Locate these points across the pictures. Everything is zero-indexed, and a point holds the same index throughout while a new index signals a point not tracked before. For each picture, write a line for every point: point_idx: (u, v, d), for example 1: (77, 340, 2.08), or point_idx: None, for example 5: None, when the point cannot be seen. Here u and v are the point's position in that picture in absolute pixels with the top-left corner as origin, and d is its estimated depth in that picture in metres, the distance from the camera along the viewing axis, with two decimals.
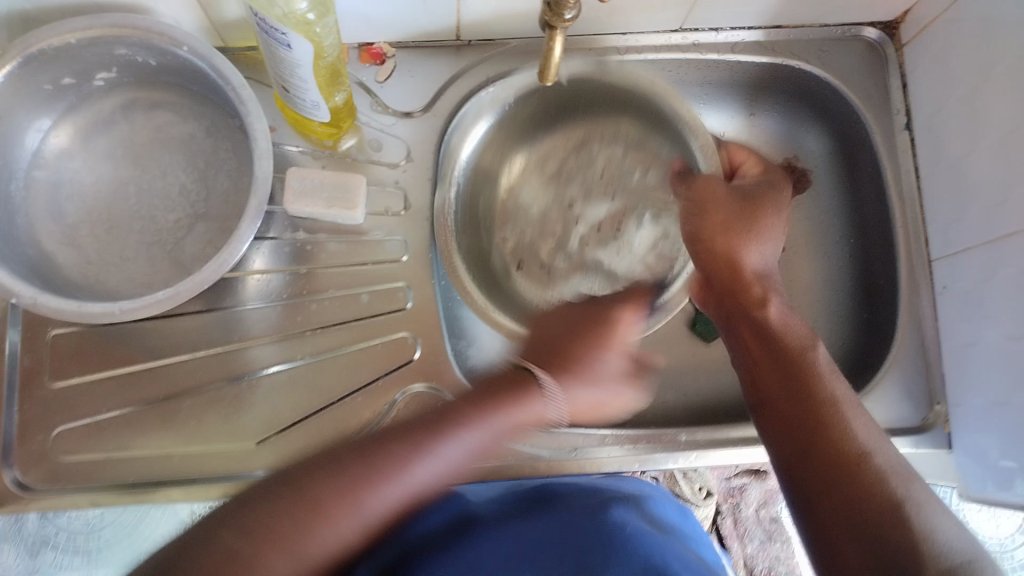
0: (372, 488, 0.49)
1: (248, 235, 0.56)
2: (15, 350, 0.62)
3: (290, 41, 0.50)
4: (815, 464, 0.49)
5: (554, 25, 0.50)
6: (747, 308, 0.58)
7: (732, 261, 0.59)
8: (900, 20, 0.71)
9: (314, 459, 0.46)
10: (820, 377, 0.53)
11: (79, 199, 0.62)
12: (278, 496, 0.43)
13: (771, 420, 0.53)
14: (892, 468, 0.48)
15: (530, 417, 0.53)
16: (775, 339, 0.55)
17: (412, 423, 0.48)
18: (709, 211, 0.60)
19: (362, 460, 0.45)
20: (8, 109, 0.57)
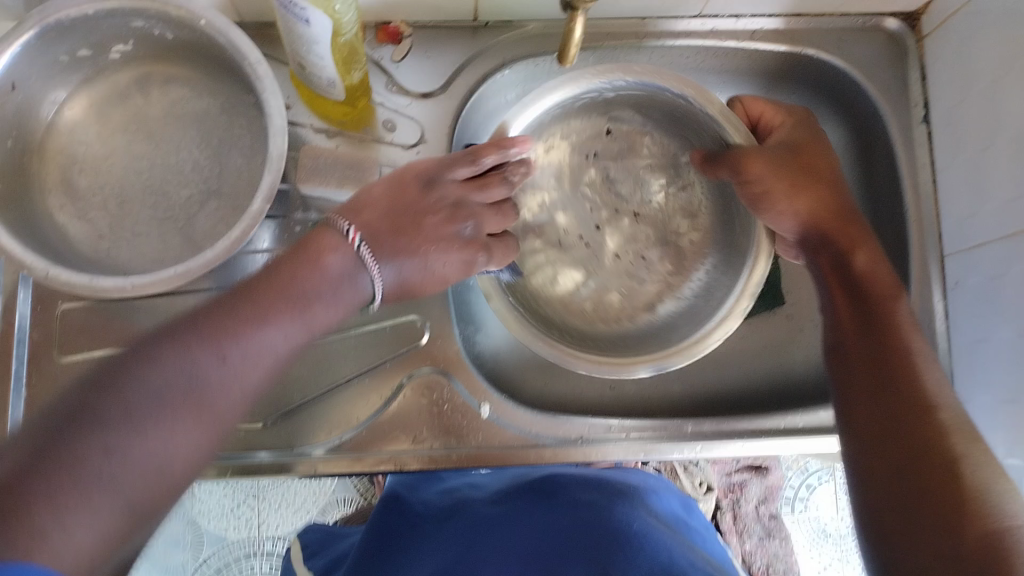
0: (217, 402, 0.42)
1: (261, 212, 0.56)
2: (24, 324, 0.62)
3: (308, 15, 0.49)
4: (883, 407, 0.51)
5: (575, 5, 0.50)
6: (832, 254, 0.59)
7: (834, 210, 0.59)
8: (921, 11, 0.70)
9: (134, 357, 0.41)
10: (901, 329, 0.54)
11: (92, 172, 0.61)
12: (115, 404, 0.38)
13: (846, 372, 0.54)
14: (966, 420, 0.49)
15: (282, 337, 0.47)
16: (864, 286, 0.57)
17: (170, 351, 0.42)
18: (758, 169, 0.58)
19: (206, 344, 0.43)
20: (23, 79, 0.57)
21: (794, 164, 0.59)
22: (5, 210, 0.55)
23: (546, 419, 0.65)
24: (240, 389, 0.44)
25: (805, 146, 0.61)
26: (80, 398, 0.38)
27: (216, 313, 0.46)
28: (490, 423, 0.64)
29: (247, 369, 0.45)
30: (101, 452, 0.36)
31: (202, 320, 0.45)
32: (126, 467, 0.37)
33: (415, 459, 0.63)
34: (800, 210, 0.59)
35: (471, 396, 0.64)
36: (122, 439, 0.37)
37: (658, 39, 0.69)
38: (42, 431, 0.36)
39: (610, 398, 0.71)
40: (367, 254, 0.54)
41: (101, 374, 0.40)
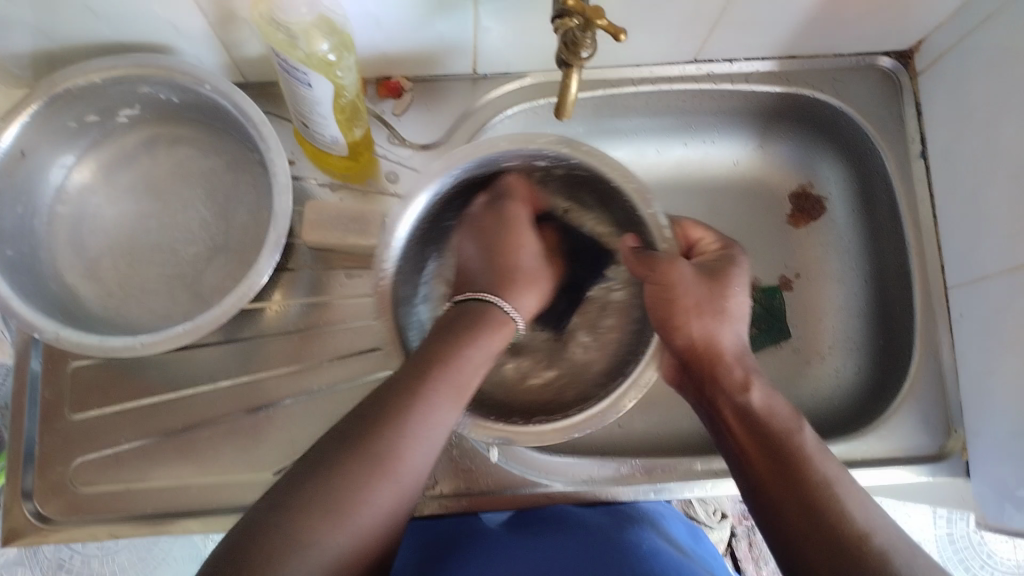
0: (412, 447, 0.46)
1: (268, 269, 0.56)
2: (36, 382, 0.63)
3: (310, 80, 0.51)
4: (822, 551, 0.45)
5: (571, 63, 0.50)
6: (725, 396, 0.54)
7: (708, 344, 0.55)
8: (914, 49, 0.71)
9: (349, 434, 0.45)
10: (808, 457, 0.49)
11: (101, 233, 0.63)
12: (308, 493, 0.42)
13: (768, 511, 0.49)
14: (892, 544, 0.44)
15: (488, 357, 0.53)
16: (762, 423, 0.52)
17: (406, 425, 0.46)
18: (675, 295, 0.56)
19: (387, 447, 0.45)
20: (33, 147, 0.58)
21: (714, 284, 0.56)
22: (16, 276, 0.56)
23: (554, 461, 0.65)
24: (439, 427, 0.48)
25: (724, 269, 0.58)
26: (328, 443, 0.45)
27: (425, 369, 0.49)
28: (499, 467, 0.64)
29: (448, 412, 0.49)
30: (326, 529, 0.41)
31: (423, 370, 0.49)
32: (322, 498, 0.42)
33: (426, 505, 0.63)
34: (700, 338, 0.55)
35: (479, 441, 0.64)
36: (337, 472, 0.43)
37: (653, 83, 0.69)
38: (263, 504, 0.42)
39: (617, 436, 0.72)
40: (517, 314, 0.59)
41: (330, 442, 0.45)
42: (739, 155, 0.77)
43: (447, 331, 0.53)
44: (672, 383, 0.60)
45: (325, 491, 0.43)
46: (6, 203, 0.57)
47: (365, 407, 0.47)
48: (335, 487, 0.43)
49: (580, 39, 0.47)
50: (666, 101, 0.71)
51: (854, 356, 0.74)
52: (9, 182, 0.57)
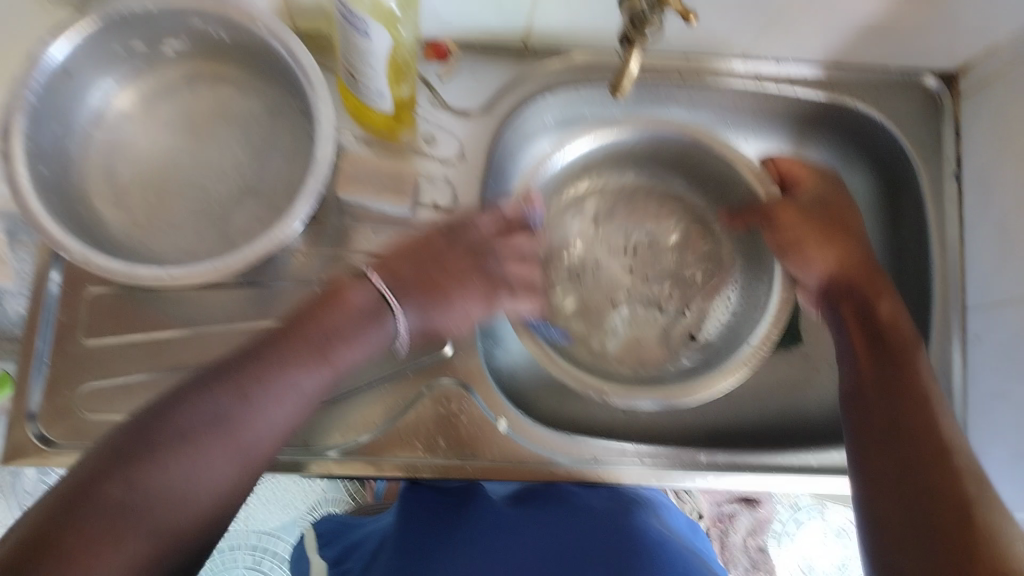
0: (242, 436, 0.48)
1: (304, 215, 0.56)
2: (51, 304, 0.63)
3: (368, 30, 0.50)
4: (929, 474, 0.50)
5: (633, 40, 0.51)
6: (886, 301, 0.61)
7: (861, 269, 0.63)
8: (961, 70, 0.72)
9: (156, 420, 0.46)
10: (914, 364, 0.57)
11: (133, 161, 0.62)
12: (151, 460, 0.44)
13: (862, 404, 0.57)
14: (982, 471, 0.51)
15: (311, 382, 0.52)
16: (886, 336, 0.59)
17: (233, 404, 0.48)
18: (823, 211, 0.66)
19: (182, 455, 0.45)
20: (77, 67, 0.57)
21: (836, 219, 0.66)
22: (47, 192, 0.56)
23: (560, 438, 0.65)
24: (283, 415, 0.50)
25: (839, 209, 0.66)
26: (207, 383, 0.48)
27: (262, 351, 0.51)
28: (506, 437, 0.65)
29: (288, 408, 0.51)
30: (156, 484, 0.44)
31: (251, 355, 0.51)
32: (158, 487, 0.44)
33: (429, 467, 0.63)
34: (830, 256, 0.64)
35: (490, 410, 0.65)
36: (163, 454, 0.45)
37: (698, 76, 0.70)
38: (101, 460, 0.44)
39: (620, 423, 0.72)
40: (392, 299, 0.57)
41: (149, 413, 0.47)
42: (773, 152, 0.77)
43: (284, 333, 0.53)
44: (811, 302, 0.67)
45: (159, 479, 0.44)
46: (44, 119, 0.56)
47: (176, 400, 0.47)
48: (138, 461, 0.44)
49: (647, 18, 0.49)
50: (711, 98, 0.72)
51: None
52: (50, 99, 0.56)
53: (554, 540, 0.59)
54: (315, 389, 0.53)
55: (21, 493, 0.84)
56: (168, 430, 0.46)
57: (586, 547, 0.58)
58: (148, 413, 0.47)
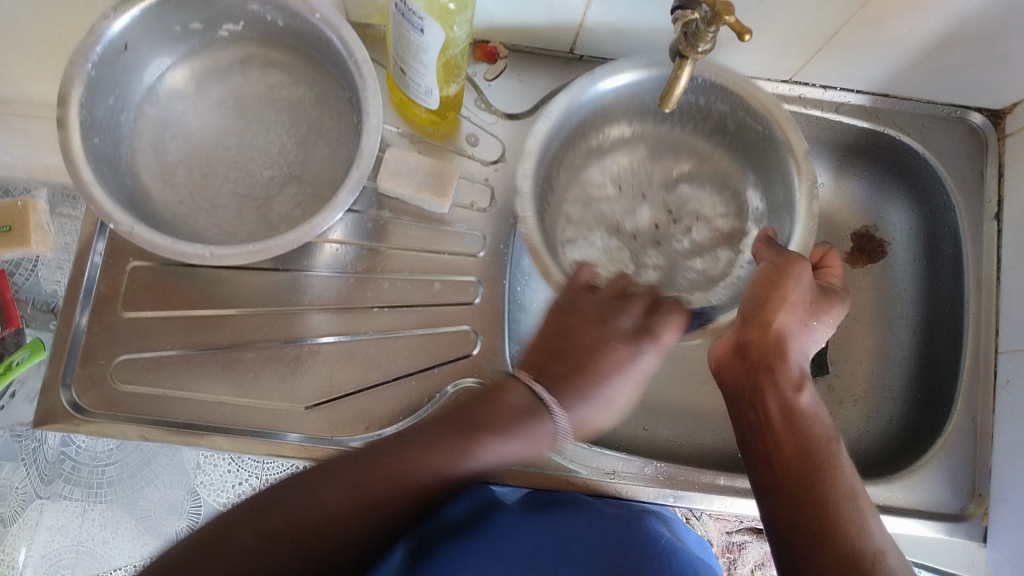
0: (421, 479, 0.51)
1: (344, 204, 0.57)
2: (93, 273, 0.65)
3: (423, 26, 0.51)
4: (829, 571, 0.47)
5: (685, 55, 0.51)
6: (774, 391, 0.54)
7: (778, 338, 0.55)
8: (1007, 110, 0.71)
9: (336, 478, 0.50)
10: (834, 469, 0.51)
11: (182, 139, 0.63)
12: (282, 502, 0.49)
13: (783, 502, 0.51)
14: (898, 574, 0.47)
15: (521, 449, 0.52)
16: (802, 426, 0.53)
17: (416, 457, 0.51)
18: (791, 287, 0.55)
19: (337, 487, 0.50)
20: (136, 42, 0.59)
21: (817, 298, 0.57)
22: (97, 161, 0.57)
23: (580, 449, 0.66)
24: (472, 468, 0.52)
25: (794, 271, 0.56)
26: (377, 449, 0.52)
27: (456, 421, 0.52)
28: None
29: (483, 469, 0.52)
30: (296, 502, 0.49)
31: (457, 419, 0.53)
32: (291, 531, 0.48)
33: None
34: (787, 327, 0.55)
35: None
36: (330, 480, 0.50)
37: None
38: (245, 515, 0.49)
39: (641, 440, 0.72)
40: (551, 399, 0.52)
41: (351, 457, 0.52)
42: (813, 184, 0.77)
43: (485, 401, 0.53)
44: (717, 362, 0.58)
45: (310, 511, 0.49)
46: (101, 91, 0.58)
47: (348, 457, 0.52)
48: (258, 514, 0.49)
49: (701, 31, 0.48)
50: None
51: (887, 404, 0.74)
52: (108, 72, 0.58)
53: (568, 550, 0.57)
54: (518, 454, 0.53)
55: (44, 461, 0.80)
56: (369, 479, 0.50)
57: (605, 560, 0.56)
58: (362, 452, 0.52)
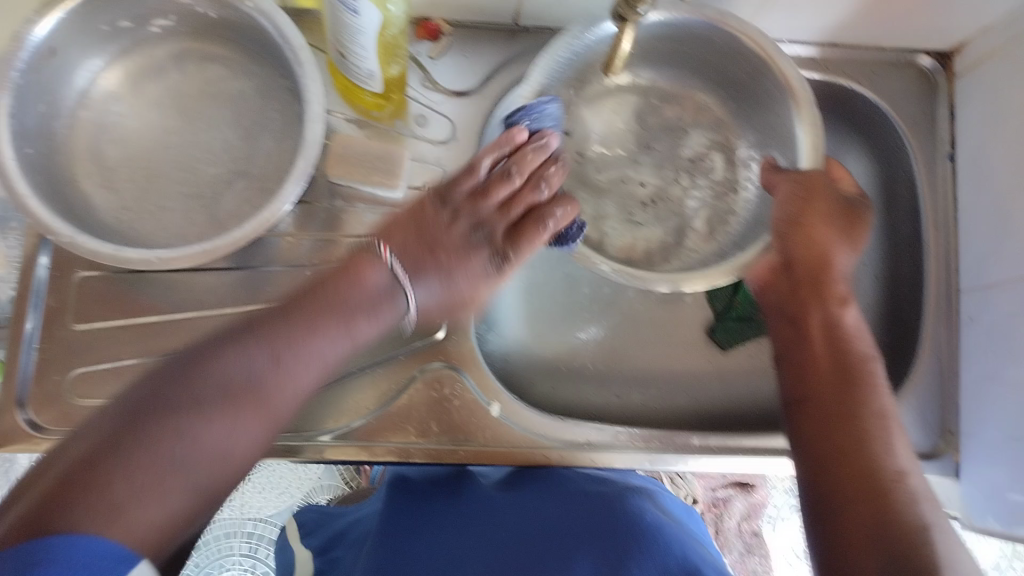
0: (270, 402, 0.49)
1: (292, 196, 0.55)
2: (41, 287, 0.63)
3: (357, 7, 0.50)
4: (856, 475, 0.50)
5: (626, 18, 0.51)
6: (819, 309, 0.58)
7: (822, 261, 0.59)
8: (954, 51, 0.71)
9: (177, 374, 0.46)
10: (876, 386, 0.55)
11: (121, 143, 0.61)
12: (166, 401, 0.44)
13: (806, 410, 0.55)
14: (922, 493, 0.49)
15: (332, 350, 0.53)
16: (842, 341, 0.57)
17: (224, 362, 0.48)
18: (814, 201, 0.59)
19: (186, 409, 0.44)
20: (63, 47, 0.56)
21: (840, 212, 0.60)
22: (33, 172, 0.55)
23: (552, 421, 0.65)
24: (291, 391, 0.51)
25: (855, 217, 0.60)
26: (169, 366, 0.47)
27: (291, 315, 0.52)
28: (499, 422, 0.65)
29: (308, 373, 0.52)
30: (211, 428, 0.45)
31: (293, 312, 0.53)
32: (162, 439, 0.43)
33: (421, 451, 0.63)
34: (825, 246, 0.59)
35: (482, 393, 0.65)
36: (195, 407, 0.45)
37: None
38: (122, 404, 0.44)
39: (614, 407, 0.72)
40: (401, 270, 0.58)
41: (165, 370, 0.47)
42: None
43: (325, 281, 0.55)
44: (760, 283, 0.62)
45: (169, 429, 0.43)
46: (30, 99, 0.55)
47: (202, 351, 0.48)
48: (155, 438, 0.42)
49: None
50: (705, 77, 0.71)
51: None
52: (36, 79, 0.56)
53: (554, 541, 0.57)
54: (336, 357, 0.54)
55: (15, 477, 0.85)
56: (155, 437, 0.42)
57: (590, 537, 0.57)
58: (149, 385, 0.45)
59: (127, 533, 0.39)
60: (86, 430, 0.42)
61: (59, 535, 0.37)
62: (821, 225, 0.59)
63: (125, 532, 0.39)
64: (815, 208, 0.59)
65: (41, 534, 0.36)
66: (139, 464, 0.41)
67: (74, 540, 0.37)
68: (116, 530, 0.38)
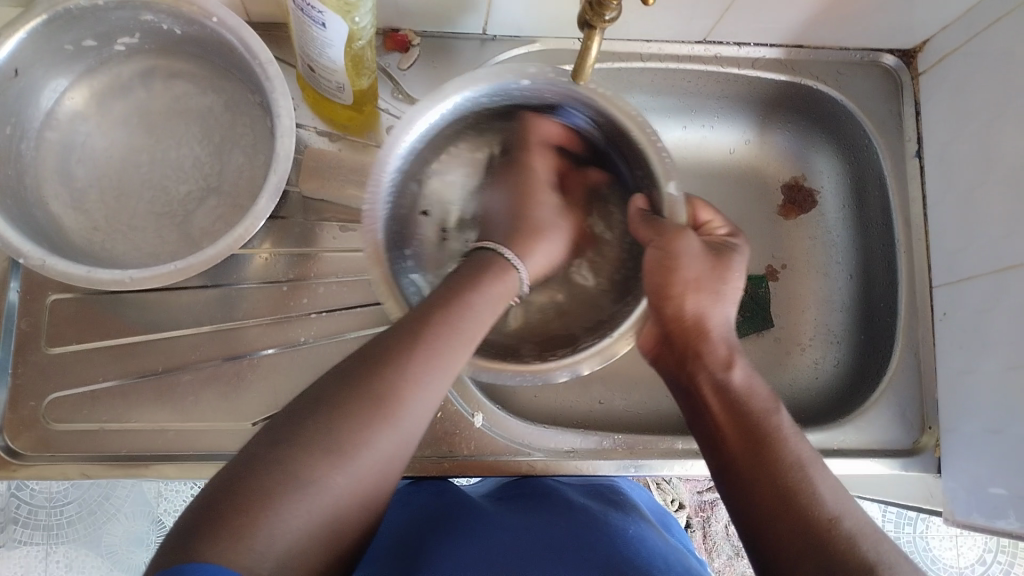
0: (391, 419, 0.42)
1: (265, 212, 0.55)
2: (12, 312, 0.61)
3: (324, 20, 0.49)
4: (795, 532, 0.44)
5: (593, 24, 0.51)
6: (705, 373, 0.53)
7: (698, 320, 0.54)
8: (918, 49, 0.72)
9: (354, 371, 0.42)
10: (784, 439, 0.48)
11: (90, 163, 0.61)
12: (311, 425, 0.39)
13: (733, 484, 0.48)
14: (862, 531, 0.44)
15: (449, 367, 0.45)
16: (740, 403, 0.50)
17: (357, 394, 0.41)
18: (679, 266, 0.54)
19: (414, 355, 0.44)
20: (27, 67, 0.56)
21: (711, 261, 0.55)
22: (0, 195, 0.54)
23: (537, 431, 0.65)
24: (416, 405, 0.43)
25: (724, 250, 0.56)
26: (346, 365, 0.43)
27: (389, 347, 0.44)
28: (482, 433, 0.64)
29: (428, 398, 0.44)
30: (332, 464, 0.39)
31: (372, 354, 0.43)
32: (282, 464, 0.38)
33: (406, 465, 0.63)
34: (703, 307, 0.53)
35: (465, 405, 0.64)
36: (304, 462, 0.38)
37: (662, 61, 0.70)
38: (264, 436, 0.39)
39: (598, 413, 0.72)
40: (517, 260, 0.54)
41: (289, 416, 0.40)
42: (737, 141, 0.78)
43: (443, 282, 0.49)
44: (651, 354, 0.58)
45: (290, 468, 0.38)
46: None
47: (371, 346, 0.44)
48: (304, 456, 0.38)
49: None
50: (673, 81, 0.72)
51: (834, 349, 0.75)
52: None
53: (536, 535, 0.55)
54: (450, 374, 0.46)
55: None
56: (310, 432, 0.39)
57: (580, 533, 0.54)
58: (314, 394, 0.42)
59: (276, 543, 0.36)
60: (244, 459, 0.38)
61: (194, 562, 0.33)
62: (687, 247, 0.55)
63: (275, 537, 0.36)
64: (681, 252, 0.54)
65: (188, 559, 0.33)
66: (280, 482, 0.37)
67: (204, 567, 0.33)
68: (261, 543, 0.35)
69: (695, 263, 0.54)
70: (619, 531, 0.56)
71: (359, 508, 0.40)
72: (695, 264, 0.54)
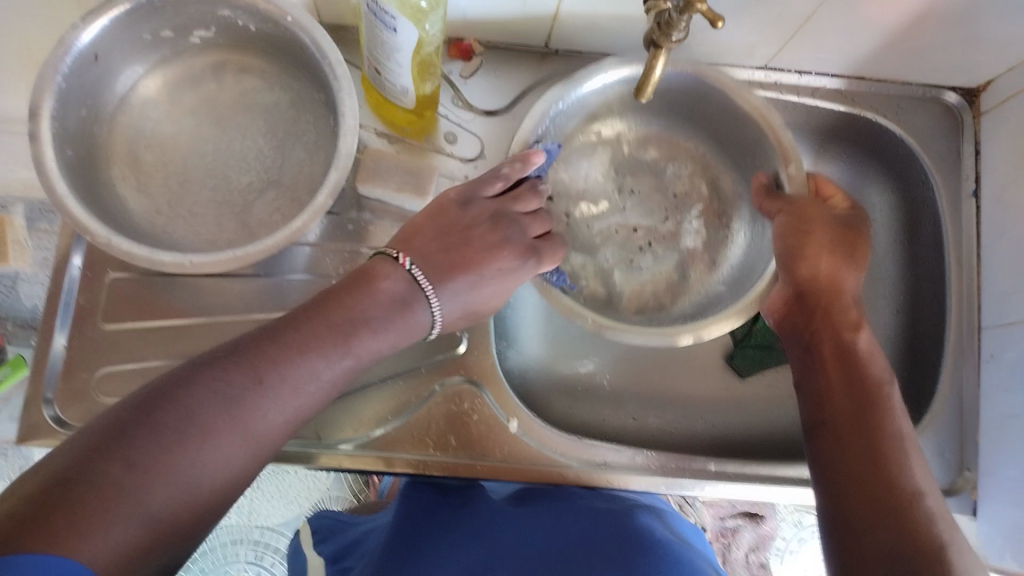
0: (249, 422, 0.43)
1: (325, 206, 0.56)
2: (72, 287, 0.64)
3: (397, 25, 0.51)
4: (885, 503, 0.48)
5: (659, 45, 0.52)
6: (831, 331, 0.57)
7: (831, 284, 0.58)
8: (982, 88, 0.72)
9: (223, 366, 0.43)
10: (892, 411, 0.52)
11: (157, 149, 0.63)
12: (165, 418, 0.40)
13: (831, 443, 0.52)
14: (941, 511, 0.48)
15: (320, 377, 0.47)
16: (857, 365, 0.55)
17: (207, 389, 0.42)
18: (811, 232, 0.59)
19: (283, 373, 0.45)
20: (107, 52, 0.58)
21: (845, 235, 0.60)
22: (73, 174, 0.56)
23: (572, 441, 0.65)
24: (274, 411, 0.44)
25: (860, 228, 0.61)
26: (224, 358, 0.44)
27: (262, 348, 0.45)
28: (517, 439, 0.65)
29: (289, 398, 0.45)
30: (181, 460, 0.39)
31: (245, 350, 0.45)
32: (135, 463, 0.38)
33: (440, 465, 0.63)
34: (824, 268, 0.59)
35: (501, 411, 0.65)
36: (155, 455, 0.39)
37: None
38: (94, 437, 0.38)
39: (631, 428, 0.72)
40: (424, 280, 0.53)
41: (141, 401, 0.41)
42: None
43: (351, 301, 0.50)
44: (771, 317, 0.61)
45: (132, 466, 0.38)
46: (73, 102, 0.57)
47: (247, 341, 0.46)
48: (156, 450, 0.39)
49: (674, 20, 0.48)
50: None
51: None
52: (79, 83, 0.57)
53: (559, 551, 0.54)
54: (326, 381, 0.47)
55: None
56: (162, 427, 0.40)
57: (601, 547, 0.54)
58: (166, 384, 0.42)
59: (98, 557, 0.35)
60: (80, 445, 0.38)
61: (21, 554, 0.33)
62: (815, 220, 0.60)
63: (101, 550, 0.35)
64: (811, 225, 0.60)
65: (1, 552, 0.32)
66: (115, 483, 0.37)
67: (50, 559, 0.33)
68: (93, 552, 0.35)
69: (832, 230, 0.60)
70: (643, 539, 0.55)
71: (205, 502, 0.41)
72: (827, 233, 0.59)
